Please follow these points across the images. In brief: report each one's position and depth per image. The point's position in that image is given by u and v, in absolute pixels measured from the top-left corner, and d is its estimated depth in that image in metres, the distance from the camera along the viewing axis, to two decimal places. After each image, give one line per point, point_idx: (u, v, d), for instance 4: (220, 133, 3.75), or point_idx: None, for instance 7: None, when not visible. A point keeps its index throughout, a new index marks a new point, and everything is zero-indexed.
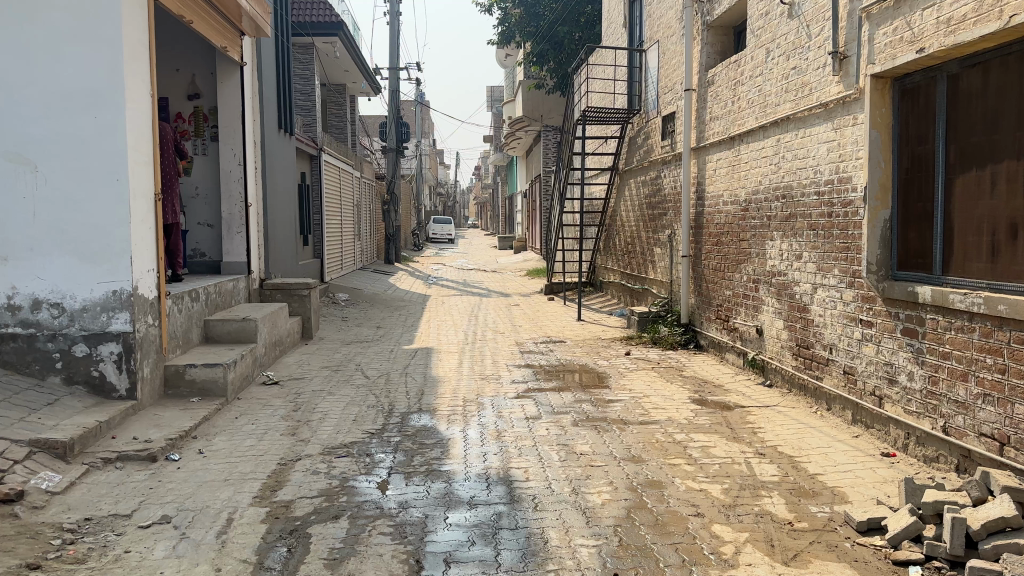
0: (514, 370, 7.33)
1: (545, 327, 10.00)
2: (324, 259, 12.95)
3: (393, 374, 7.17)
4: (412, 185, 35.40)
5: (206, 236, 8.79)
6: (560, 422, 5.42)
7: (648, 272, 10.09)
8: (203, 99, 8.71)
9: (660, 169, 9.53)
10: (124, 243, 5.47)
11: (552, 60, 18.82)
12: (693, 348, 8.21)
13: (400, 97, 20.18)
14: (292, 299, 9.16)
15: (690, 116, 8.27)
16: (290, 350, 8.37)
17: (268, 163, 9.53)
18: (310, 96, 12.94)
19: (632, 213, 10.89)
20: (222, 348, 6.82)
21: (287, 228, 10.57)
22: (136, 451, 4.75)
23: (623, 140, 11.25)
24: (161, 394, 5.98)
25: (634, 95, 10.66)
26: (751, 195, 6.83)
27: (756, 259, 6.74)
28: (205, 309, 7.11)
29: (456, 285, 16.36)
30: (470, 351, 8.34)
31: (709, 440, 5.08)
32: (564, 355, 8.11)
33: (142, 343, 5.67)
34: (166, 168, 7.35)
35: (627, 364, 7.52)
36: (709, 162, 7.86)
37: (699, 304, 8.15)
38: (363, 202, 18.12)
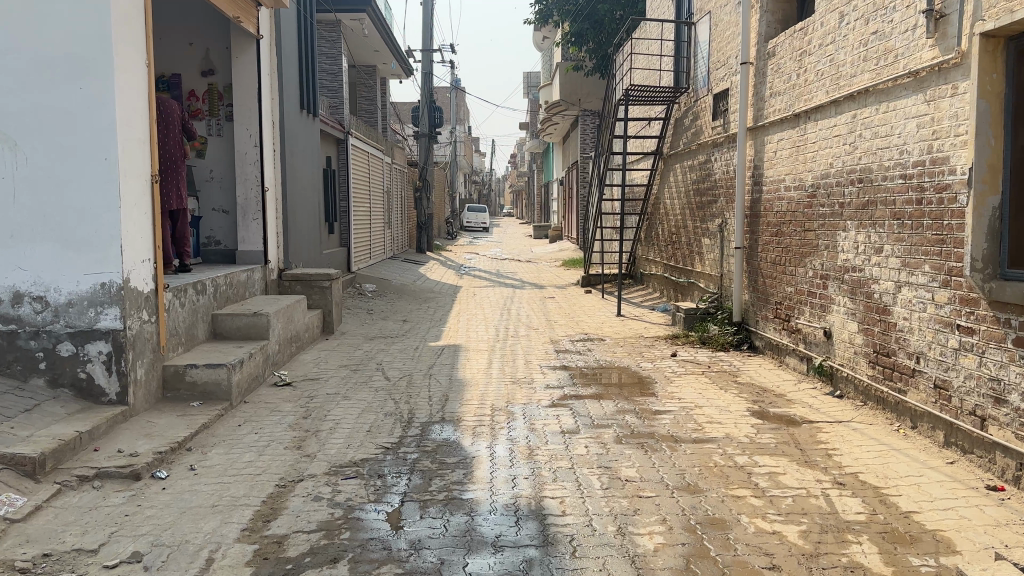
0: (549, 373, 6.65)
1: (582, 323, 9.28)
2: (351, 248, 12.39)
3: (415, 376, 6.54)
4: (446, 172, 34.80)
5: (221, 223, 8.25)
6: (602, 438, 4.73)
7: (695, 265, 9.31)
8: (218, 75, 8.16)
9: (711, 152, 8.75)
10: (112, 230, 4.90)
11: (591, 40, 18.09)
12: (746, 349, 7.44)
13: (434, 81, 19.55)
14: (312, 291, 8.57)
15: (747, 92, 7.52)
16: (308, 347, 7.78)
17: (288, 145, 8.95)
18: (337, 77, 12.37)
19: (677, 200, 10.12)
20: (230, 346, 6.24)
21: (310, 215, 10.00)
22: (117, 467, 4.18)
23: (668, 121, 10.50)
24: (158, 398, 5.42)
25: (682, 72, 9.91)
26: (820, 179, 6.08)
27: (825, 251, 5.98)
28: (213, 303, 6.54)
29: (489, 275, 15.72)
30: (501, 349, 7.68)
31: (777, 465, 4.34)
32: (605, 354, 7.40)
33: (135, 341, 5.09)
34: (171, 150, 6.79)
35: (673, 368, 6.79)
36: (769, 142, 7.12)
37: (755, 299, 7.36)
38: (393, 189, 17.57)
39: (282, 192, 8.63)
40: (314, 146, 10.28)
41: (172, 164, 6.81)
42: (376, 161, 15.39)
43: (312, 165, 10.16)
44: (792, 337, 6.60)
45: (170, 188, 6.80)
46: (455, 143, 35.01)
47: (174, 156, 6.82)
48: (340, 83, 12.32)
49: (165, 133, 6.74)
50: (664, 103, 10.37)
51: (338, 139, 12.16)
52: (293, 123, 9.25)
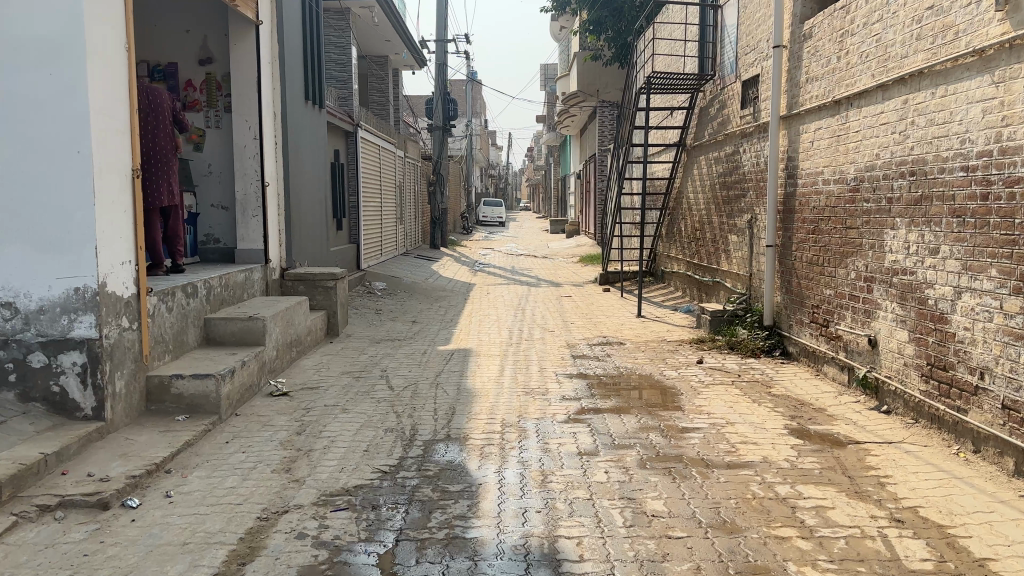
0: (565, 381, 6.16)
1: (601, 325, 8.78)
2: (361, 245, 11.95)
3: (421, 385, 6.07)
4: (462, 166, 34.35)
5: (220, 220, 7.82)
6: (624, 462, 4.24)
7: (721, 264, 8.78)
8: (216, 64, 7.72)
9: (739, 143, 8.21)
10: (86, 230, 4.46)
11: (610, 29, 17.64)
12: (779, 356, 6.90)
13: (448, 72, 19.08)
14: (315, 291, 8.11)
15: (780, 78, 6.98)
16: (310, 351, 7.34)
17: (291, 138, 8.50)
18: (346, 66, 11.93)
19: (702, 194, 9.59)
20: (222, 353, 5.79)
21: (316, 211, 9.55)
22: (83, 495, 3.74)
23: (692, 111, 9.97)
24: (141, 411, 4.99)
25: (708, 58, 9.37)
26: (864, 172, 5.54)
27: (870, 251, 5.45)
28: (205, 306, 6.11)
29: (504, 272, 15.24)
30: (514, 354, 7.20)
31: (824, 497, 3.83)
32: (626, 360, 6.89)
33: (113, 351, 4.65)
34: (161, 142, 6.34)
35: (700, 376, 6.28)
36: (805, 132, 6.58)
37: (789, 302, 6.83)
38: (406, 183, 17.13)
39: (284, 187, 8.19)
40: (320, 139, 9.82)
41: (162, 157, 6.37)
42: (388, 154, 14.94)
43: (318, 159, 9.70)
44: (831, 344, 6.07)
45: (160, 183, 6.36)
46: (470, 137, 34.54)
47: (164, 149, 6.38)
48: (349, 73, 11.87)
49: (155, 125, 6.30)
50: (688, 92, 9.83)
51: (347, 132, 11.71)
52: (297, 115, 8.80)
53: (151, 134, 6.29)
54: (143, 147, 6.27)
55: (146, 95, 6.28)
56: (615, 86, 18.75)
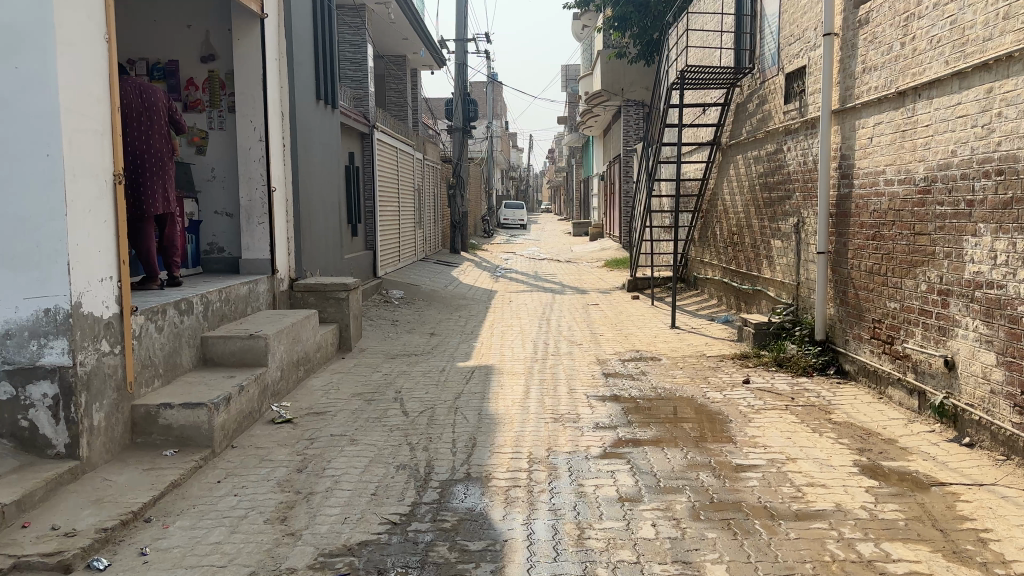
0: (597, 405, 5.55)
1: (633, 338, 8.16)
2: (377, 252, 11.41)
3: (438, 409, 5.50)
4: (483, 168, 33.84)
5: (223, 228, 7.30)
6: (673, 511, 3.63)
7: (764, 272, 8.12)
8: (219, 61, 7.20)
9: (784, 141, 7.57)
10: (57, 243, 3.93)
11: (635, 25, 16.95)
12: (834, 374, 6.24)
13: (468, 71, 18.54)
14: (326, 303, 7.55)
15: (832, 68, 6.33)
16: (320, 369, 6.80)
17: (301, 139, 7.97)
18: (361, 65, 11.41)
19: (740, 196, 8.95)
20: (218, 376, 5.24)
21: (330, 217, 9.02)
22: (41, 556, 3.19)
23: (728, 107, 9.34)
24: (125, 445, 4.46)
25: (745, 50, 8.75)
26: (937, 171, 4.90)
27: (945, 261, 4.81)
28: (202, 324, 5.58)
29: (527, 278, 14.66)
30: (541, 372, 6.61)
31: (917, 559, 3.19)
32: (664, 379, 6.28)
33: (90, 379, 4.11)
34: (156, 143, 5.82)
35: (748, 399, 5.65)
36: (862, 127, 5.93)
37: (845, 315, 6.18)
38: (425, 186, 16.60)
39: (293, 192, 7.66)
40: (333, 140, 9.29)
41: (157, 160, 5.86)
42: (406, 157, 14.41)
43: (331, 162, 9.17)
44: (897, 363, 5.41)
45: (156, 188, 5.85)
46: (491, 139, 34.02)
47: (159, 150, 5.87)
48: (364, 73, 11.35)
49: (150, 126, 5.79)
50: (724, 87, 9.19)
51: (363, 133, 11.18)
52: (308, 115, 8.27)
53: (145, 135, 5.77)
54: (137, 149, 5.75)
55: (138, 92, 5.74)
56: (644, 84, 18.29)
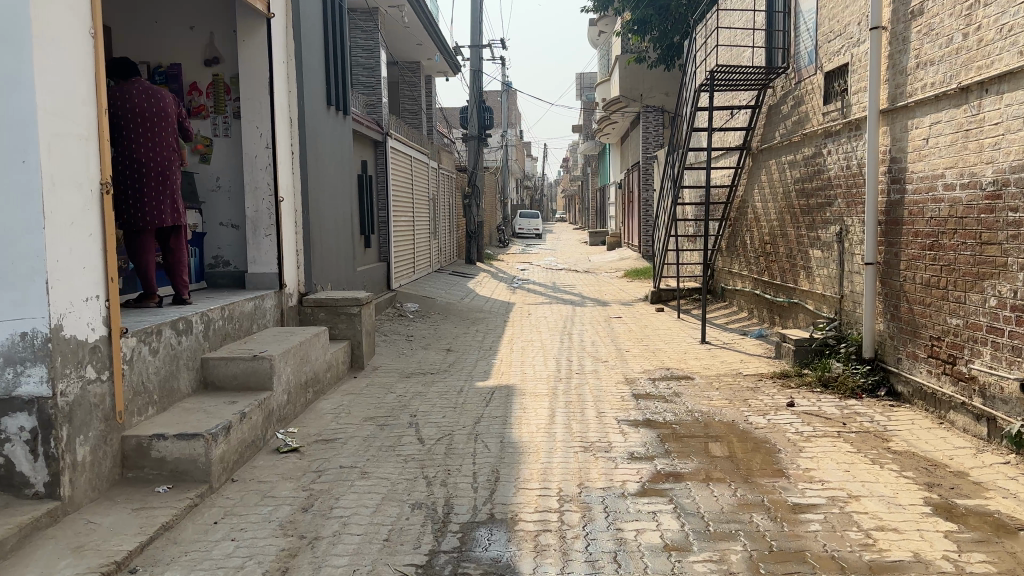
0: (630, 431, 5.09)
1: (662, 354, 7.69)
2: (392, 263, 11.02)
3: (457, 436, 5.06)
4: (498, 178, 33.46)
5: (229, 240, 6.92)
6: (729, 563, 3.16)
7: (802, 283, 7.64)
8: (225, 64, 6.85)
9: (824, 143, 7.10)
10: (34, 259, 3.54)
11: (655, 28, 16.58)
12: (885, 396, 5.75)
13: (484, 78, 18.18)
14: (337, 319, 7.13)
15: (880, 64, 5.88)
16: (330, 390, 6.37)
17: (311, 147, 7.59)
18: (375, 71, 11.06)
19: (773, 203, 8.48)
20: (218, 402, 4.82)
21: (341, 228, 8.64)
22: None
23: (759, 109, 8.88)
24: (114, 481, 4.05)
25: (778, 49, 8.30)
26: (1008, 173, 4.43)
27: (1019, 273, 4.33)
28: (202, 344, 5.18)
29: (545, 290, 14.20)
30: (566, 393, 6.15)
31: None
32: (701, 401, 5.80)
33: (74, 410, 3.71)
34: (161, 154, 5.45)
35: (796, 425, 5.17)
36: (916, 127, 5.47)
37: (897, 331, 5.69)
38: (440, 196, 16.22)
39: (303, 202, 7.28)
40: (346, 148, 8.92)
41: (162, 171, 5.48)
42: (421, 166, 14.04)
43: (343, 171, 8.80)
44: (961, 385, 4.92)
45: (159, 201, 5.47)
46: (506, 147, 33.65)
47: (164, 161, 5.49)
48: (378, 78, 11.00)
49: (155, 133, 5.41)
50: (755, 88, 8.74)
51: (377, 141, 10.82)
52: (318, 121, 7.90)
53: (150, 144, 5.40)
54: (140, 158, 5.37)
55: (147, 97, 5.39)
56: (665, 90, 18.04)
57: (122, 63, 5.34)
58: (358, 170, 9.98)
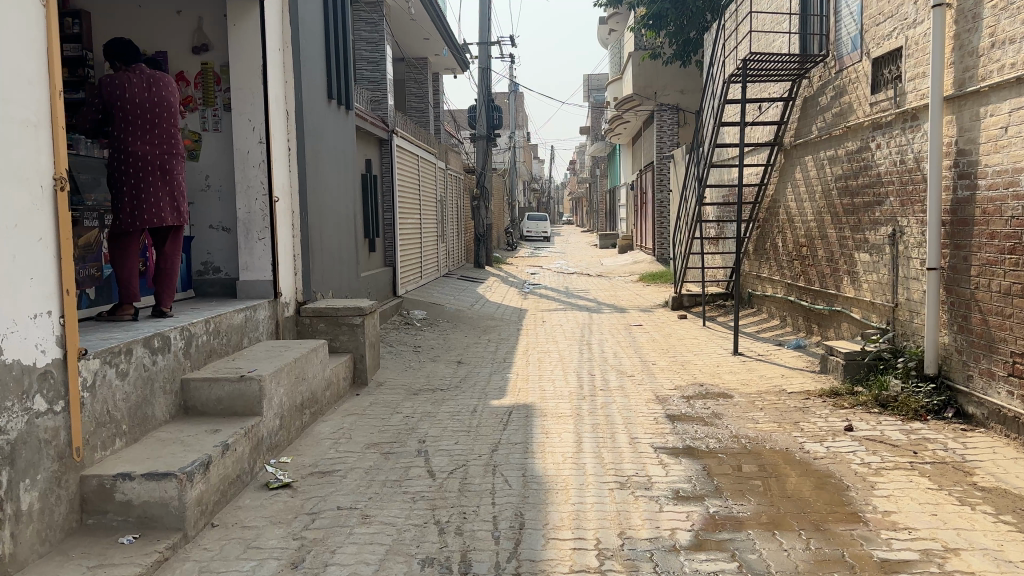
0: (670, 462, 4.44)
1: (693, 368, 7.04)
2: (398, 269, 10.39)
3: (472, 466, 4.42)
4: (505, 180, 32.86)
5: (220, 244, 6.30)
6: None
7: (848, 290, 6.99)
8: (214, 52, 6.24)
9: (872, 136, 6.45)
10: None
11: (672, 23, 15.97)
12: (953, 417, 5.08)
13: (492, 76, 17.58)
14: (339, 330, 6.51)
15: (945, 45, 5.24)
16: (329, 410, 5.74)
17: (309, 143, 6.96)
18: (379, 65, 10.47)
19: (811, 202, 7.84)
20: (198, 431, 4.20)
21: (344, 232, 8.01)
22: None
23: (794, 101, 8.24)
24: (69, 530, 3.43)
25: (815, 36, 7.67)
26: None
27: None
28: (183, 363, 4.57)
29: (558, 295, 13.58)
30: (592, 413, 5.52)
31: None
32: (746, 425, 5.16)
33: (19, 449, 3.09)
34: (151, 149, 4.85)
35: (860, 455, 4.51)
36: (990, 113, 4.82)
37: (968, 345, 5.04)
38: (448, 198, 15.60)
39: (301, 202, 6.65)
40: (348, 146, 8.29)
41: (151, 169, 4.86)
42: (428, 166, 13.42)
43: (346, 170, 8.17)
44: None
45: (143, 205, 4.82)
46: (514, 149, 33.06)
47: (154, 158, 4.88)
48: (383, 73, 10.40)
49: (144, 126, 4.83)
50: (788, 79, 8.11)
51: (382, 140, 10.21)
52: (318, 116, 7.27)
53: (138, 135, 4.80)
54: (129, 154, 4.79)
55: (148, 87, 4.86)
56: (680, 87, 17.41)
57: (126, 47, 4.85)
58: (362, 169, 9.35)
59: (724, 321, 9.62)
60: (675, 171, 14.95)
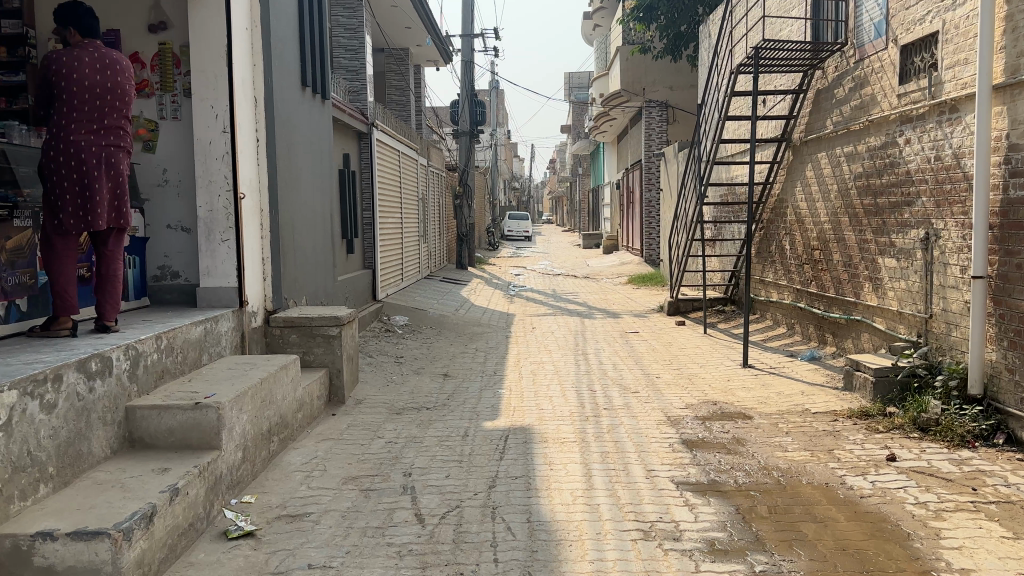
0: (697, 502, 3.83)
1: (702, 383, 6.45)
2: (378, 272, 9.72)
3: (467, 509, 3.79)
4: (487, 178, 32.19)
5: (179, 246, 5.61)
6: None
7: (870, 298, 6.44)
8: (173, 30, 5.54)
9: (900, 131, 5.91)
10: None
11: (663, 15, 15.38)
12: (1004, 443, 4.51)
13: (476, 70, 16.92)
14: (313, 342, 5.84)
15: (996, 28, 4.69)
16: (301, 434, 5.07)
17: (280, 134, 6.28)
18: (358, 53, 9.76)
19: (825, 202, 7.30)
20: (143, 472, 3.53)
21: (319, 232, 7.34)
22: None
23: (806, 94, 7.70)
24: None
25: (832, 23, 7.12)
26: None
27: None
28: (127, 388, 3.88)
29: (546, 298, 12.98)
30: (599, 439, 4.90)
31: None
32: (774, 453, 4.57)
33: None
34: (97, 141, 4.18)
35: (913, 492, 3.93)
36: None
37: (1021, 363, 4.49)
38: (430, 196, 14.93)
39: (271, 200, 5.98)
40: (325, 139, 7.62)
41: (97, 163, 4.17)
42: (409, 162, 12.76)
43: (322, 164, 7.49)
44: None
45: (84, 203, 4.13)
46: (496, 147, 32.42)
47: (102, 151, 4.20)
48: (362, 62, 9.70)
49: (91, 112, 4.18)
50: (800, 69, 7.55)
51: (362, 134, 9.53)
52: (291, 104, 6.59)
53: (82, 123, 4.15)
54: (71, 144, 4.11)
55: (101, 68, 4.23)
56: (670, 83, 16.87)
57: (77, 20, 4.23)
58: (340, 164, 8.67)
59: (726, 329, 9.06)
60: (667, 169, 14.40)
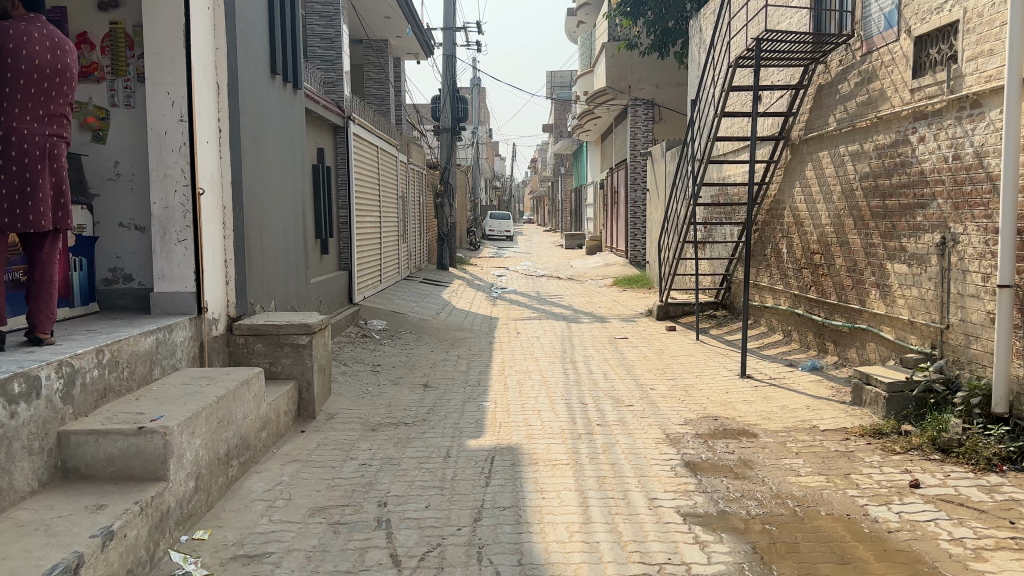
0: (708, 539, 3.41)
1: (700, 395, 6.05)
2: (354, 273, 9.24)
3: (449, 549, 3.33)
4: (468, 177, 31.70)
5: (132, 247, 5.12)
6: None
7: (877, 305, 6.08)
8: (126, 9, 5.05)
9: (913, 128, 5.54)
10: None
11: (651, 11, 14.97)
12: None
13: (458, 65, 16.45)
14: (279, 352, 5.36)
15: None
16: (264, 455, 4.59)
17: (247, 125, 5.78)
18: (335, 42, 9.24)
19: (827, 203, 6.94)
20: (73, 510, 3.03)
21: (290, 231, 6.85)
22: None
23: (807, 90, 7.34)
24: None
25: (836, 14, 6.76)
26: None
27: None
28: (59, 410, 3.39)
29: (530, 300, 12.56)
30: (594, 461, 4.47)
31: None
32: (786, 479, 4.16)
33: None
34: (38, 128, 3.69)
35: (945, 526, 3.54)
36: None
37: None
38: (410, 194, 14.46)
39: (235, 196, 5.48)
40: (297, 132, 7.12)
41: (39, 154, 3.67)
42: (389, 159, 12.27)
43: (293, 159, 6.99)
44: None
45: (16, 199, 3.61)
46: (477, 145, 31.94)
47: (44, 141, 3.71)
48: (339, 52, 9.19)
49: (34, 96, 3.68)
50: (801, 63, 7.18)
51: (338, 127, 9.03)
52: (259, 93, 6.10)
53: (24, 107, 3.65)
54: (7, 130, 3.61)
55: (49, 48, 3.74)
56: (655, 81, 16.46)
57: None
58: (314, 159, 8.18)
59: (719, 335, 8.67)
60: (654, 169, 14.02)
